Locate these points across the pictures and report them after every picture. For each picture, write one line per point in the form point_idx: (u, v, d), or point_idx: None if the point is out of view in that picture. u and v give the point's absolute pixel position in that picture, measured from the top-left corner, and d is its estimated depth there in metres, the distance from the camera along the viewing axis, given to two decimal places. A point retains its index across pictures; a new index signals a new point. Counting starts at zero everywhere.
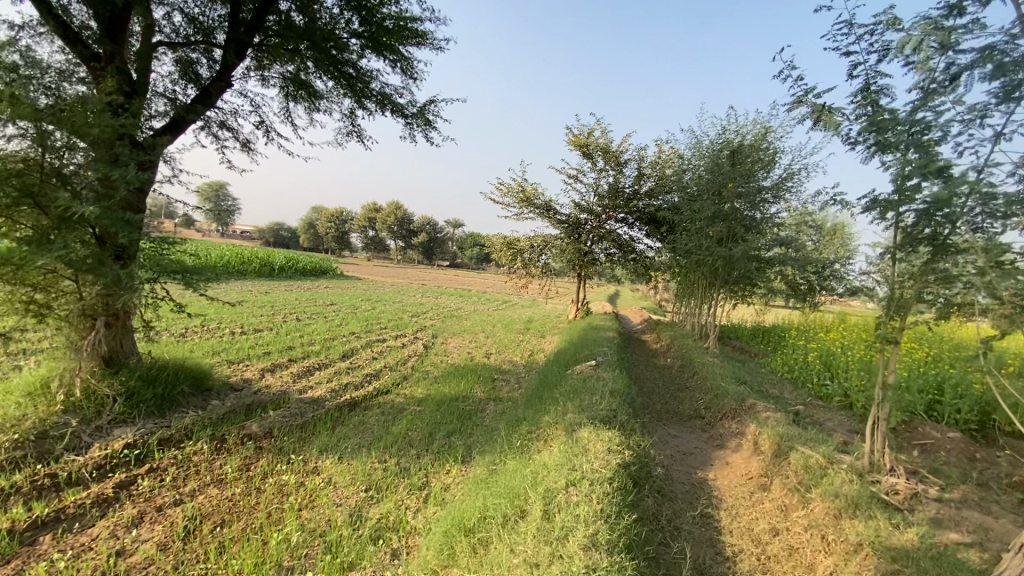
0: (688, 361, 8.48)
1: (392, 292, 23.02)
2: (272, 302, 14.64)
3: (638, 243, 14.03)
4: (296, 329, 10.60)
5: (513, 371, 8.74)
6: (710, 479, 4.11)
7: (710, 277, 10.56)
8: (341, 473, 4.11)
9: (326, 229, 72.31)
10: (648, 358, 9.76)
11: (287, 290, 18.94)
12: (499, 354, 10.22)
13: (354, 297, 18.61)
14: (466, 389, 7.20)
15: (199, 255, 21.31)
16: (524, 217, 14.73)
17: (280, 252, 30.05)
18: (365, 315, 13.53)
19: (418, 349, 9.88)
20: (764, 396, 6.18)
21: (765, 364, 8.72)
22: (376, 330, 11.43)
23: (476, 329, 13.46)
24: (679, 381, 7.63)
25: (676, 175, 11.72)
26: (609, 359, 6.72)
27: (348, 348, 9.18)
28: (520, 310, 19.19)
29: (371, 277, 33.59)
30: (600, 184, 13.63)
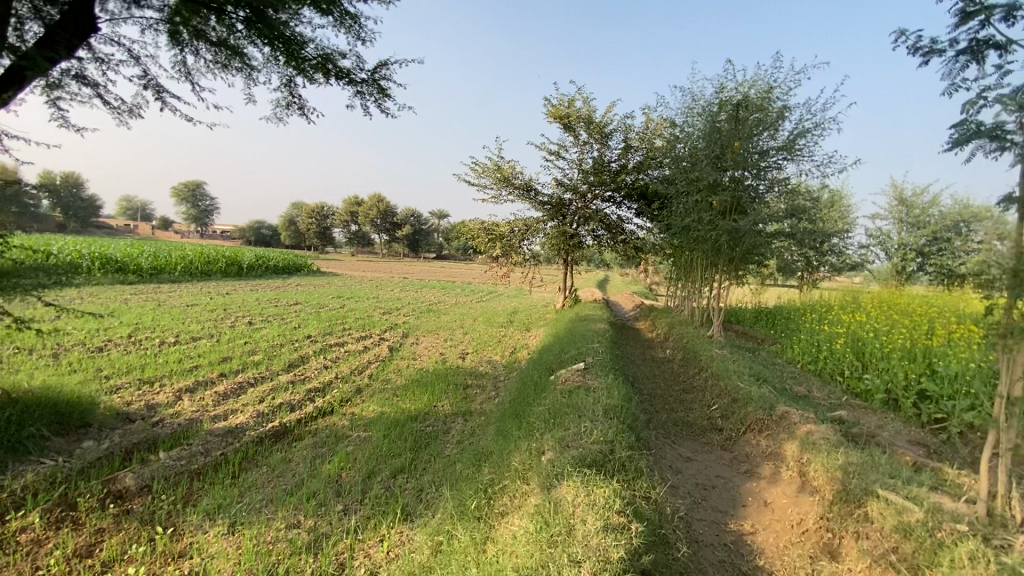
0: (693, 354, 7.32)
1: (369, 287, 21.67)
2: (227, 304, 13.24)
3: (627, 223, 12.83)
4: (243, 335, 9.27)
5: (490, 375, 7.52)
6: (748, 535, 2.92)
7: (711, 257, 9.38)
8: (223, 555, 2.86)
9: (307, 225, 70.30)
10: (645, 351, 8.60)
11: (252, 290, 17.51)
12: (476, 353, 8.98)
13: (324, 295, 17.24)
14: (430, 402, 5.99)
15: (155, 256, 19.72)
16: (502, 199, 13.42)
17: (250, 250, 28.43)
18: (329, 315, 12.20)
19: (382, 353, 8.62)
20: (793, 398, 5.03)
21: (778, 353, 7.61)
22: (337, 332, 10.12)
23: (453, 325, 12.20)
24: (684, 380, 6.46)
25: (668, 144, 10.47)
26: (602, 359, 5.52)
27: (298, 355, 7.88)
28: (504, 301, 17.98)
29: (350, 273, 32.10)
30: (584, 159, 12.38)
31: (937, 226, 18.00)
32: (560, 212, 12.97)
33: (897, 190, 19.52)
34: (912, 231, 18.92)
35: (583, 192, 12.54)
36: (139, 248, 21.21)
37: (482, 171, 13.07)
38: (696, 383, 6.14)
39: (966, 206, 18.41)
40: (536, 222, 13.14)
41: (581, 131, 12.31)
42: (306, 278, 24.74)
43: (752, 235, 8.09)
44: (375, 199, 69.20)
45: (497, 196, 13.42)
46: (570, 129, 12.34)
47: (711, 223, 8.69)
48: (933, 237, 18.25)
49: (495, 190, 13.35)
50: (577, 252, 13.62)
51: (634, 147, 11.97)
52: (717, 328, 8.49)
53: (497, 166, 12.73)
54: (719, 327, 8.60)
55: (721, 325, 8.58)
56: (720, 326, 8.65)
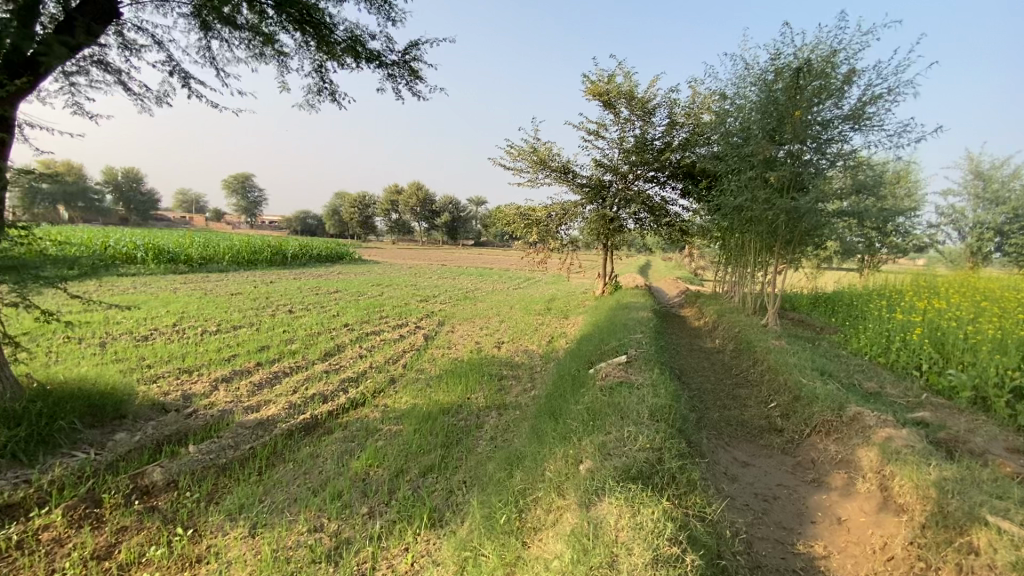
0: (745, 344, 6.79)
1: (408, 275, 21.75)
2: (269, 293, 13.48)
3: (671, 205, 12.18)
4: (282, 323, 9.33)
5: (526, 365, 7.23)
6: (820, 559, 2.52)
7: (764, 239, 8.71)
8: (240, 562, 2.70)
9: (349, 214, 71.81)
10: (691, 341, 8.09)
11: (294, 279, 17.86)
12: (512, 342, 8.70)
13: (363, 283, 17.39)
14: (464, 394, 5.76)
15: (205, 247, 20.44)
16: (539, 183, 13.01)
17: (293, 239, 29.13)
18: (366, 303, 12.21)
19: (418, 341, 8.49)
20: (864, 396, 4.50)
21: (841, 344, 6.96)
22: (374, 320, 10.07)
23: (490, 313, 11.99)
24: (737, 374, 5.96)
25: (718, 118, 9.74)
26: (648, 351, 5.13)
27: (334, 344, 7.83)
28: (543, 288, 17.63)
29: (389, 260, 32.49)
30: (625, 138, 11.80)
31: (1019, 202, 16.34)
32: (600, 195, 12.45)
33: (973, 162, 17.78)
34: (990, 207, 17.26)
35: (625, 173, 11.97)
36: (190, 239, 22.03)
37: (518, 154, 12.67)
38: (751, 378, 5.64)
39: None
40: (574, 206, 12.67)
41: (622, 108, 11.70)
42: (347, 266, 25.15)
43: (810, 215, 7.40)
44: (414, 187, 69.85)
45: (534, 180, 13.00)
46: (610, 107, 11.75)
47: (765, 202, 8.04)
48: (1014, 215, 16.60)
49: (532, 173, 12.94)
50: (618, 237, 13.08)
51: (679, 123, 11.29)
52: (772, 315, 7.88)
53: (533, 148, 12.30)
54: (774, 314, 7.98)
55: (776, 311, 7.96)
56: (775, 312, 8.03)
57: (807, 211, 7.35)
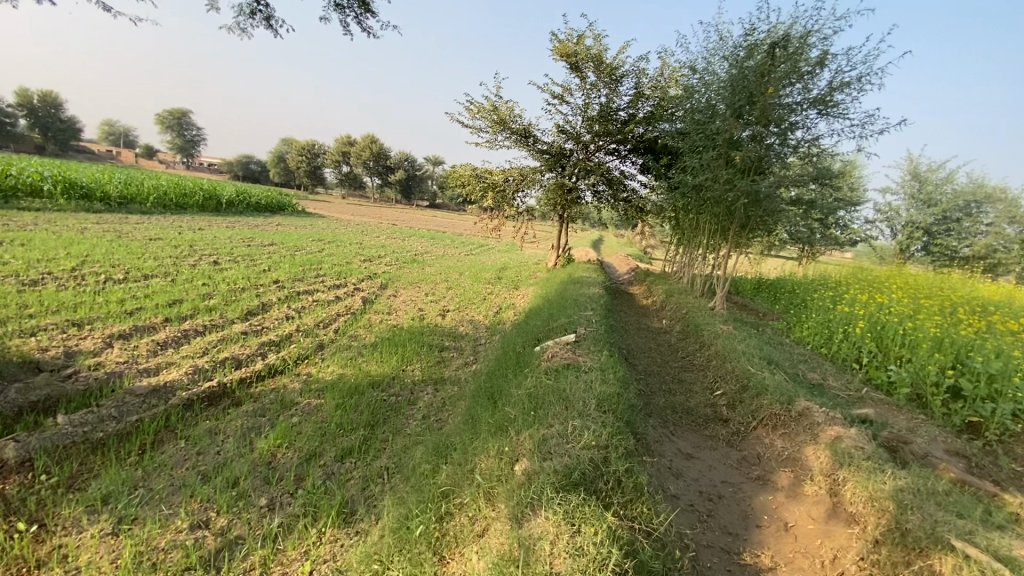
0: (693, 327, 6.67)
1: (355, 232, 20.68)
2: (195, 241, 12.30)
3: (630, 180, 11.93)
4: (204, 275, 8.44)
5: (470, 337, 6.84)
6: (767, 573, 2.31)
7: (720, 221, 8.60)
8: (91, 570, 2.20)
9: (297, 163, 67.82)
10: (639, 320, 7.95)
11: (227, 228, 16.50)
12: (458, 311, 8.26)
13: (305, 237, 16.30)
14: (399, 365, 5.31)
15: (127, 184, 18.51)
16: (497, 144, 12.36)
17: (231, 185, 27.02)
18: (304, 259, 11.34)
19: (356, 304, 7.89)
20: (810, 389, 4.42)
21: (785, 332, 6.99)
22: (309, 278, 9.32)
23: (437, 278, 11.45)
24: (684, 357, 5.82)
25: (686, 92, 9.40)
26: (598, 331, 4.83)
27: (260, 302, 7.11)
28: (494, 255, 17.17)
29: (337, 215, 30.89)
30: (589, 105, 11.34)
31: (949, 205, 17.31)
32: (560, 163, 11.99)
33: (913, 163, 18.60)
34: (922, 208, 18.21)
35: (587, 142, 11.55)
36: (110, 175, 19.89)
37: (478, 111, 11.93)
38: (697, 362, 5.50)
39: (981, 186, 17.68)
40: (532, 172, 12.16)
41: (589, 72, 11.18)
42: (289, 218, 23.66)
43: (768, 202, 7.29)
44: (369, 141, 66.69)
45: (493, 141, 12.35)
46: (577, 70, 11.19)
47: (725, 184, 7.87)
48: (943, 217, 17.60)
49: (491, 134, 12.27)
50: (574, 208, 12.74)
51: (645, 95, 10.93)
52: (720, 298, 7.85)
53: (494, 107, 11.60)
54: (722, 297, 7.95)
55: (724, 294, 7.93)
56: (723, 295, 8.00)
57: (765, 197, 7.22)
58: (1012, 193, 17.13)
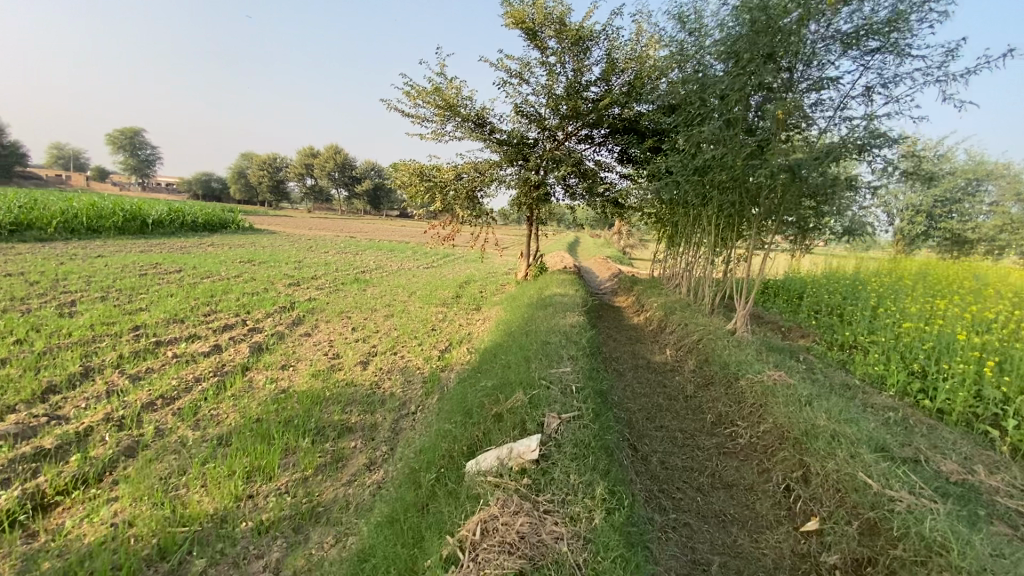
0: (716, 369, 4.57)
1: (300, 248, 18.16)
2: (72, 271, 9.72)
3: (608, 170, 9.91)
4: (30, 325, 6.00)
5: (393, 401, 4.64)
6: None
7: (734, 213, 6.56)
8: None
9: (256, 178, 64.45)
10: (636, 354, 5.81)
11: (140, 252, 13.94)
12: (388, 354, 6.00)
13: (232, 259, 13.80)
14: (243, 489, 3.08)
15: (24, 207, 15.77)
16: (445, 135, 10.16)
17: (168, 203, 24.31)
18: (206, 289, 8.91)
19: (240, 355, 5.57)
20: (980, 514, 2.36)
21: (842, 365, 4.98)
22: (194, 318, 6.93)
23: (379, 301, 9.22)
24: (717, 427, 3.71)
25: (675, 54, 7.40)
26: (585, 419, 2.68)
27: (78, 367, 4.75)
28: (457, 267, 14.94)
29: (289, 231, 28.17)
30: (553, 80, 9.31)
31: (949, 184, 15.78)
32: (523, 155, 9.89)
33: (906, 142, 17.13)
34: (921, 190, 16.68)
35: (553, 127, 9.51)
36: (9, 197, 17.14)
37: (420, 96, 9.70)
38: (745, 446, 3.38)
39: (980, 163, 16.24)
40: (490, 167, 9.93)
41: (551, 41, 9.15)
42: (230, 236, 21.04)
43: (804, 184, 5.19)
44: (333, 151, 64.27)
45: (441, 133, 10.15)
46: (535, 39, 9.16)
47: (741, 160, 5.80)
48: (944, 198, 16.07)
49: (438, 124, 10.06)
50: (543, 208, 10.66)
51: (619, 66, 8.97)
52: (742, 309, 5.77)
53: (439, 88, 9.39)
54: (743, 309, 5.87)
55: (748, 302, 5.86)
56: (746, 303, 5.93)
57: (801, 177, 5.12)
58: (1014, 169, 15.66)
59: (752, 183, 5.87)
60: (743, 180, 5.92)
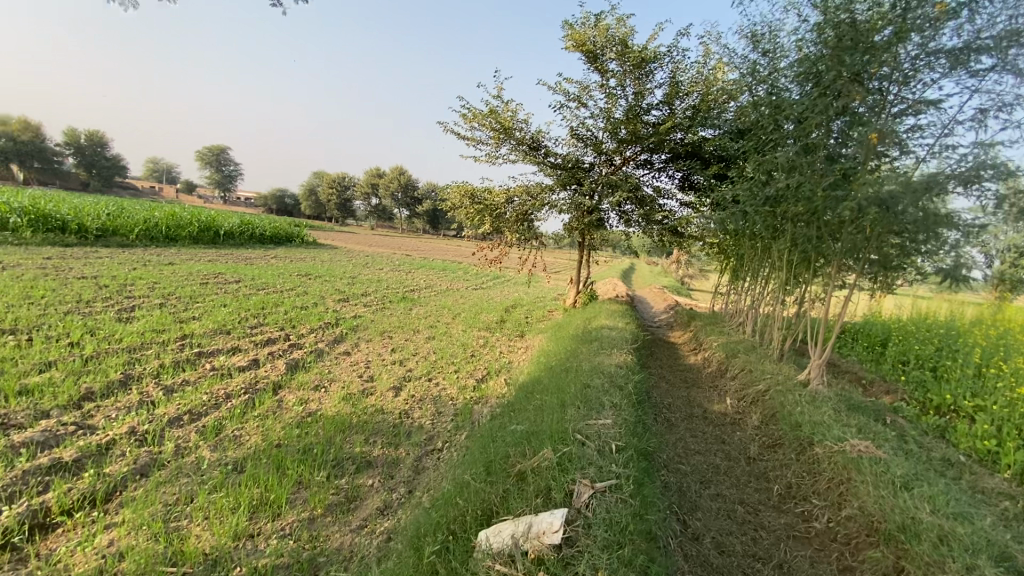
0: (786, 429, 3.97)
1: (355, 264, 18.59)
2: (142, 277, 10.26)
3: (666, 197, 9.42)
4: (89, 329, 6.22)
5: (420, 434, 4.34)
6: None
7: (808, 249, 5.91)
8: None
9: (324, 195, 67.92)
10: (690, 401, 5.24)
11: (207, 261, 14.67)
12: (423, 381, 5.73)
13: (289, 272, 14.24)
14: (245, 526, 2.85)
15: (114, 216, 17.12)
16: (499, 157, 10.04)
17: (241, 216, 25.83)
18: (258, 301, 9.10)
19: (275, 371, 5.48)
20: None
21: (940, 434, 4.22)
22: (240, 330, 7.00)
23: (422, 322, 9.07)
24: (786, 504, 3.14)
25: (746, 76, 6.92)
26: (624, 490, 2.25)
27: (118, 374, 4.79)
28: (507, 290, 14.70)
29: (349, 247, 29.17)
30: (613, 103, 9.00)
31: None
32: (577, 179, 9.58)
33: None
34: None
35: (610, 152, 9.21)
36: (103, 206, 18.71)
37: (476, 118, 9.66)
38: (821, 533, 2.80)
39: None
40: (543, 191, 9.68)
41: (611, 64, 8.88)
42: (292, 249, 21.96)
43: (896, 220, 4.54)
44: (397, 171, 66.86)
45: (495, 156, 10.04)
46: (595, 62, 8.93)
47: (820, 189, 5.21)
48: None
49: (493, 146, 9.96)
50: (597, 234, 10.25)
51: (683, 90, 8.54)
52: (817, 357, 5.09)
53: (495, 111, 9.31)
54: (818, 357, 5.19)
55: (825, 350, 5.18)
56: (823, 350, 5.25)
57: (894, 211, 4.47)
58: None
59: (831, 216, 5.24)
60: (820, 213, 5.30)
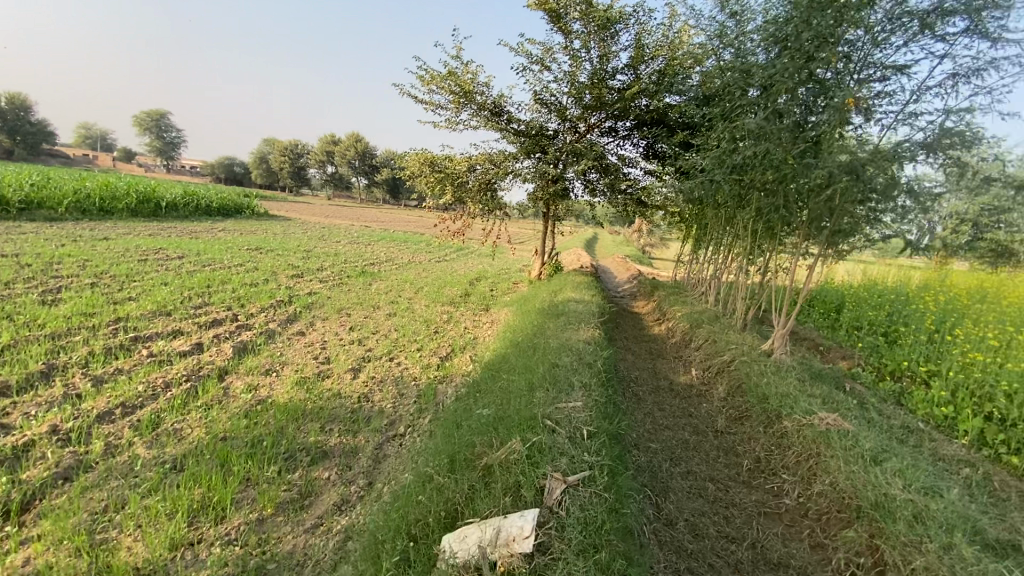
0: (752, 401, 3.94)
1: (311, 237, 17.79)
2: (71, 254, 9.41)
3: (631, 166, 9.25)
4: (5, 313, 5.61)
5: (380, 419, 4.12)
6: None
7: (772, 218, 5.88)
8: None
9: (277, 164, 64.73)
10: (657, 373, 5.20)
11: (147, 235, 13.68)
12: (384, 360, 5.47)
13: (239, 246, 13.46)
14: (184, 534, 2.58)
15: (38, 186, 15.67)
16: (459, 123, 9.58)
17: (185, 186, 24.24)
18: (203, 278, 8.51)
19: (221, 356, 5.09)
20: None
21: (897, 400, 4.32)
22: (182, 311, 6.50)
23: (382, 297, 8.72)
24: (756, 480, 3.11)
25: (713, 39, 6.72)
26: (598, 483, 2.12)
27: (39, 365, 4.32)
28: (470, 262, 14.41)
29: (304, 218, 27.99)
30: (577, 67, 8.66)
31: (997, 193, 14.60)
32: (541, 146, 9.27)
33: None
34: None
35: (574, 118, 8.90)
36: (26, 176, 17.10)
37: (434, 81, 9.12)
38: (792, 510, 2.77)
39: None
40: (506, 159, 9.33)
41: (575, 24, 8.49)
42: (243, 222, 20.82)
43: (864, 188, 4.49)
44: (354, 139, 64.26)
45: (455, 121, 9.57)
46: (559, 22, 8.52)
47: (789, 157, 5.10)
48: None
49: (453, 111, 9.48)
50: (561, 204, 10.04)
51: (649, 54, 8.28)
52: (780, 327, 5.10)
53: (454, 73, 8.81)
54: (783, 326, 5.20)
55: (789, 319, 5.18)
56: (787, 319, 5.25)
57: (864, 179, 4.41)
58: None
59: (798, 185, 5.16)
60: (787, 181, 5.21)
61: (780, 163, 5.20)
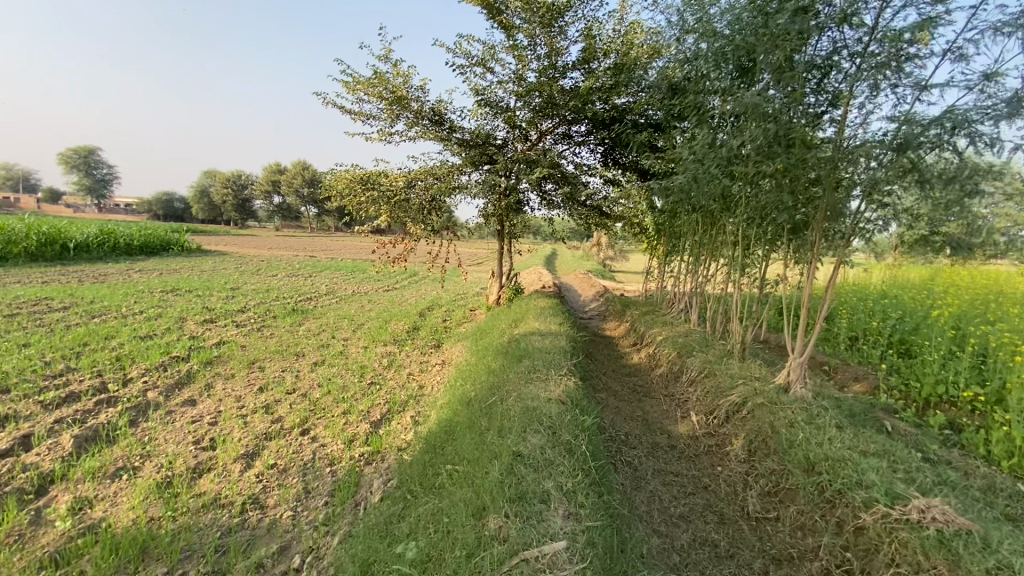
0: (793, 469, 2.86)
1: (244, 272, 16.03)
2: None
3: (589, 174, 8.28)
4: None
5: (269, 543, 2.81)
6: None
7: (765, 224, 4.93)
8: None
9: (218, 196, 61.44)
10: (649, 425, 4.05)
11: (38, 282, 11.67)
12: (293, 436, 4.11)
13: (152, 288, 11.66)
14: None
15: None
16: (394, 134, 8.38)
17: (103, 224, 21.90)
18: (81, 333, 6.85)
19: (52, 453, 3.62)
20: None
21: (959, 445, 3.36)
22: (28, 383, 4.93)
23: (311, 340, 7.31)
24: None
25: (675, 22, 5.84)
26: None
27: None
28: (422, 289, 13.08)
29: (243, 251, 25.89)
30: (523, 65, 7.67)
31: None
32: (488, 156, 8.23)
33: None
34: None
35: (524, 122, 7.86)
36: None
37: (361, 87, 7.93)
38: None
39: None
40: (450, 172, 8.20)
41: (518, 18, 7.54)
42: (167, 259, 18.74)
43: (912, 171, 3.49)
44: (301, 166, 61.97)
45: (389, 133, 8.40)
46: (498, 16, 7.56)
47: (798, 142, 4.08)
48: None
49: (386, 121, 8.30)
50: (516, 219, 8.96)
51: (601, 48, 7.38)
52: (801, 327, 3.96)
53: (383, 77, 7.65)
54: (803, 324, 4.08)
55: (826, 295, 4.00)
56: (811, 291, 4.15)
57: (914, 157, 3.42)
58: None
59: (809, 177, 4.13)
60: (794, 174, 4.17)
61: (786, 151, 4.17)
